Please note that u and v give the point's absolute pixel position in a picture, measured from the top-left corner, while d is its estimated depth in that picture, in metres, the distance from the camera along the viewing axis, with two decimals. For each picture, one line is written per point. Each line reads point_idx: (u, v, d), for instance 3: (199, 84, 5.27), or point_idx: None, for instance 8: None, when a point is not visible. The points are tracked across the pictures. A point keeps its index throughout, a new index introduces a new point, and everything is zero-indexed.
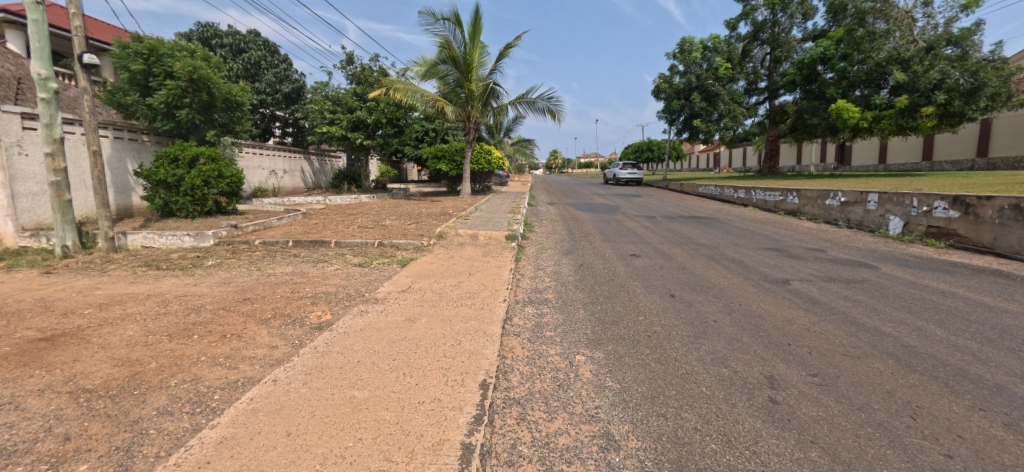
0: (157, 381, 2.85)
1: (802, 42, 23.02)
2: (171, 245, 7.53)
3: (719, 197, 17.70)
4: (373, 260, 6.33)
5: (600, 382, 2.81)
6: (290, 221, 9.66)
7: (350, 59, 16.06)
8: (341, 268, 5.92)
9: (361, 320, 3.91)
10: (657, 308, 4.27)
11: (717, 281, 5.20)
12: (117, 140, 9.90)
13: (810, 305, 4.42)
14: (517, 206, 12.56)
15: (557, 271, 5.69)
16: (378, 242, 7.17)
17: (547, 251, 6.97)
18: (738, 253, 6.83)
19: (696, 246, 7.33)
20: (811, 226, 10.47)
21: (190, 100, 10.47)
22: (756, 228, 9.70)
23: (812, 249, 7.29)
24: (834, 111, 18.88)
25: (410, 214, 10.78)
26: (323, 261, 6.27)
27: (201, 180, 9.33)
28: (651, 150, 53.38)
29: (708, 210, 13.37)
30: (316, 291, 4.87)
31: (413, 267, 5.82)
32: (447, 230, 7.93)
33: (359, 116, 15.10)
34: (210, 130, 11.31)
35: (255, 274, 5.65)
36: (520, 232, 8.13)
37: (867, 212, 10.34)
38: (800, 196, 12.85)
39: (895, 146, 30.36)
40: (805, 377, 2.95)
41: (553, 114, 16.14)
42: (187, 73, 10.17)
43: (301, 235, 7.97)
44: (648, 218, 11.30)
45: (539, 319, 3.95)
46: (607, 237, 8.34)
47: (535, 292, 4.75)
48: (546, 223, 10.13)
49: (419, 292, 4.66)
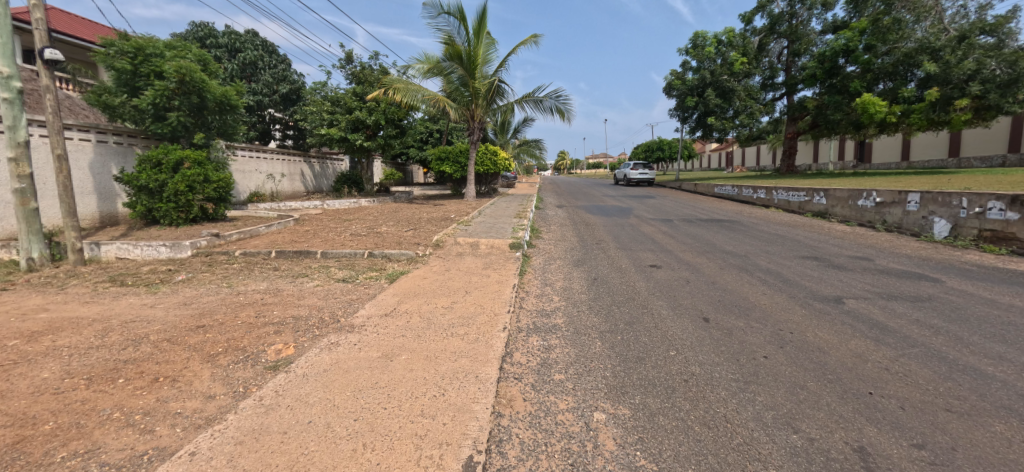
0: (39, 455, 2.17)
1: (822, 34, 21.97)
2: (146, 257, 6.92)
3: (737, 198, 16.76)
4: (359, 274, 5.62)
5: (629, 460, 2.05)
6: (280, 228, 9.03)
7: (349, 57, 15.48)
8: (322, 284, 5.21)
9: (327, 357, 3.19)
10: (691, 338, 3.51)
11: (757, 301, 4.40)
12: (100, 143, 9.36)
13: (878, 334, 3.60)
14: (523, 209, 11.83)
15: (568, 287, 4.94)
16: (367, 252, 6.48)
17: (555, 262, 6.20)
18: (773, 264, 6.00)
19: (723, 255, 6.50)
20: (845, 230, 9.55)
21: (180, 102, 9.84)
22: (786, 233, 8.82)
23: (856, 258, 6.41)
24: (859, 105, 17.80)
25: (408, 220, 10.09)
26: (304, 276, 5.58)
27: (185, 184, 8.72)
28: (661, 149, 52.32)
29: (728, 212, 12.49)
30: (286, 313, 4.17)
31: (403, 283, 5.10)
32: (445, 238, 7.21)
33: (358, 117, 14.53)
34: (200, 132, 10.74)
35: (225, 292, 4.98)
36: (526, 239, 7.38)
37: (907, 213, 9.41)
38: (828, 197, 11.91)
39: (919, 143, 29.06)
40: (909, 451, 2.15)
41: (562, 113, 15.37)
42: (177, 74, 9.54)
43: (287, 244, 7.30)
44: (664, 222, 10.47)
45: (545, 355, 3.20)
46: (622, 243, 7.56)
47: (541, 315, 4.01)
48: (553, 228, 9.36)
49: (404, 317, 3.93)
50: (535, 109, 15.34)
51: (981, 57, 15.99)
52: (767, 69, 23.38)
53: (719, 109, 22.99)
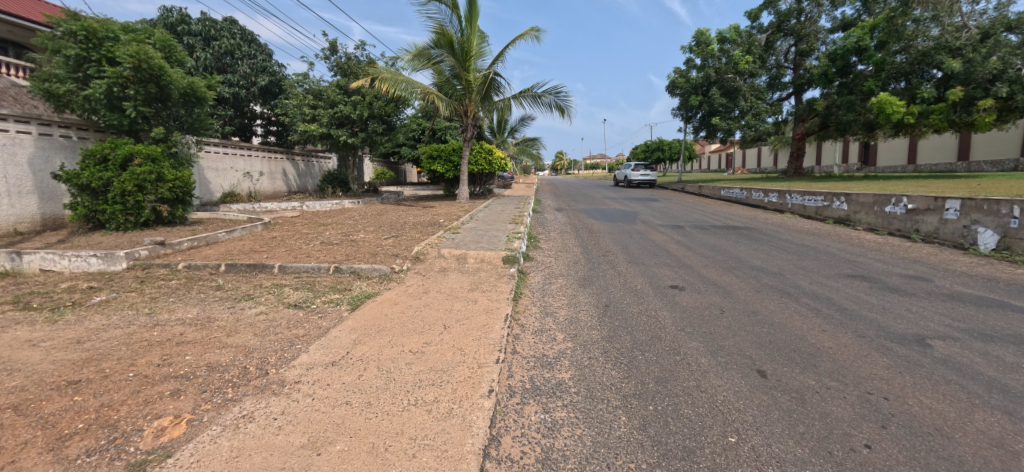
0: None
1: (831, 32, 21.09)
2: (75, 269, 5.86)
3: (746, 202, 15.83)
4: (317, 296, 4.58)
5: None
6: (243, 234, 7.98)
7: (333, 47, 14.36)
8: (265, 311, 4.15)
9: (227, 445, 2.15)
10: (751, 409, 2.49)
11: (819, 344, 3.42)
12: (44, 136, 8.23)
13: (1007, 402, 2.59)
14: (519, 213, 10.83)
15: (574, 318, 3.93)
16: (333, 267, 5.45)
17: (556, 280, 5.19)
18: (817, 287, 5.03)
19: (753, 273, 5.52)
20: (877, 239, 8.57)
21: (136, 91, 8.11)
22: (814, 244, 7.86)
23: (911, 278, 5.44)
24: (875, 105, 16.87)
25: (392, 225, 9.03)
26: (247, 299, 4.51)
27: (133, 183, 7.61)
28: (661, 150, 51.50)
29: (742, 218, 11.56)
30: (200, 360, 3.14)
31: (367, 311, 4.05)
32: (427, 248, 6.15)
33: (342, 112, 13.46)
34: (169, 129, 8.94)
35: (138, 323, 3.91)
36: (522, 251, 6.34)
37: (945, 221, 8.49)
38: (849, 202, 11.00)
39: (925, 146, 28.39)
40: None
41: (562, 110, 14.36)
42: (132, 60, 7.83)
43: (243, 255, 6.23)
44: (675, 228, 9.50)
45: (547, 444, 2.18)
46: (633, 256, 6.57)
47: (540, 367, 2.98)
48: (553, 236, 8.36)
49: (355, 369, 2.91)
50: (533, 105, 14.35)
51: (1006, 55, 15.24)
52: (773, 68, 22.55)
53: (724, 109, 22.08)
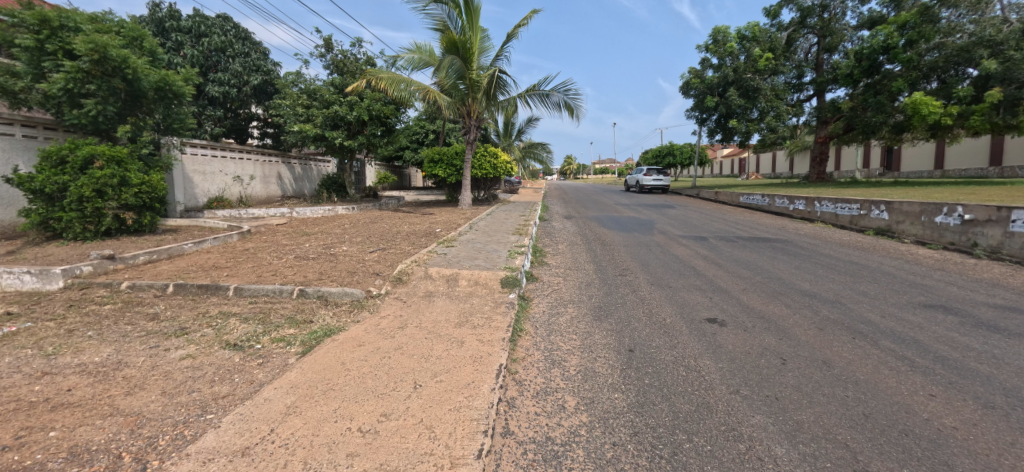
0: None
1: (857, 30, 20.01)
2: (6, 287, 5.01)
3: (769, 209, 14.76)
4: (266, 331, 3.68)
5: None
6: (215, 244, 7.18)
7: (328, 43, 13.59)
8: (193, 355, 3.26)
9: None
10: None
11: (938, 423, 2.43)
12: (4, 136, 7.45)
13: None
14: (524, 221, 9.93)
15: (589, 371, 2.97)
16: (297, 290, 4.55)
17: (566, 310, 4.23)
18: (894, 323, 3.99)
19: (807, 302, 4.51)
20: (932, 255, 7.49)
21: (98, 87, 7.34)
22: (863, 260, 6.81)
23: (1003, 310, 4.39)
24: (908, 106, 15.64)
25: (383, 235, 8.15)
26: (178, 335, 3.61)
27: (92, 189, 6.79)
28: (672, 155, 50.15)
29: (770, 228, 10.50)
30: (64, 440, 2.24)
31: (322, 356, 3.14)
32: (414, 266, 5.24)
33: (337, 112, 12.60)
34: (147, 128, 8.26)
35: (25, 371, 3.04)
36: (525, 270, 5.40)
37: (1011, 235, 7.35)
38: (891, 211, 9.94)
39: (954, 151, 26.95)
40: None
41: (571, 109, 13.43)
42: (87, 50, 7.01)
43: (200, 272, 5.36)
44: (698, 240, 8.53)
45: None
46: (655, 275, 5.61)
47: (542, 464, 2.02)
48: (562, 248, 7.45)
49: (270, 464, 1.99)
50: (541, 105, 13.43)
51: None
52: (793, 68, 21.48)
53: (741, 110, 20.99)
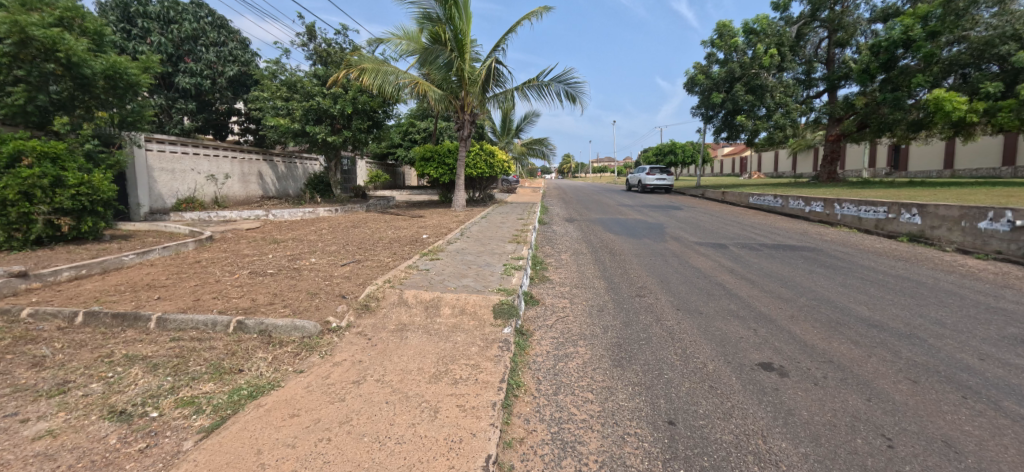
0: None
1: (871, 23, 19.08)
2: None
3: (782, 211, 13.89)
4: (174, 387, 2.73)
5: None
6: (165, 254, 6.23)
7: (310, 32, 12.59)
8: (54, 431, 2.30)
9: None
10: None
11: None
12: None
13: None
14: (524, 227, 8.99)
15: (617, 466, 2.02)
16: (234, 322, 3.59)
17: (576, 351, 3.29)
18: (1003, 370, 3.05)
19: (878, 339, 3.56)
20: (985, 267, 6.58)
21: (27, 72, 6.46)
22: (914, 275, 5.89)
23: None
24: (931, 102, 14.76)
25: (363, 242, 7.22)
26: (51, 395, 2.64)
27: (17, 191, 5.80)
28: (674, 154, 49.24)
29: (791, 233, 9.61)
30: None
31: (233, 437, 2.18)
32: (388, 288, 4.28)
33: (319, 104, 11.61)
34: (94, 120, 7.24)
35: None
36: (525, 292, 4.48)
37: None
38: (924, 215, 9.05)
39: (965, 150, 26.13)
40: None
41: (573, 97, 12.46)
42: (7, 30, 6.13)
43: (127, 294, 4.39)
44: (718, 248, 7.61)
45: None
46: (679, 296, 4.68)
47: None
48: (566, 259, 6.52)
49: None
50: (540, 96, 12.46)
51: None
52: (803, 63, 20.58)
53: (749, 106, 20.09)
